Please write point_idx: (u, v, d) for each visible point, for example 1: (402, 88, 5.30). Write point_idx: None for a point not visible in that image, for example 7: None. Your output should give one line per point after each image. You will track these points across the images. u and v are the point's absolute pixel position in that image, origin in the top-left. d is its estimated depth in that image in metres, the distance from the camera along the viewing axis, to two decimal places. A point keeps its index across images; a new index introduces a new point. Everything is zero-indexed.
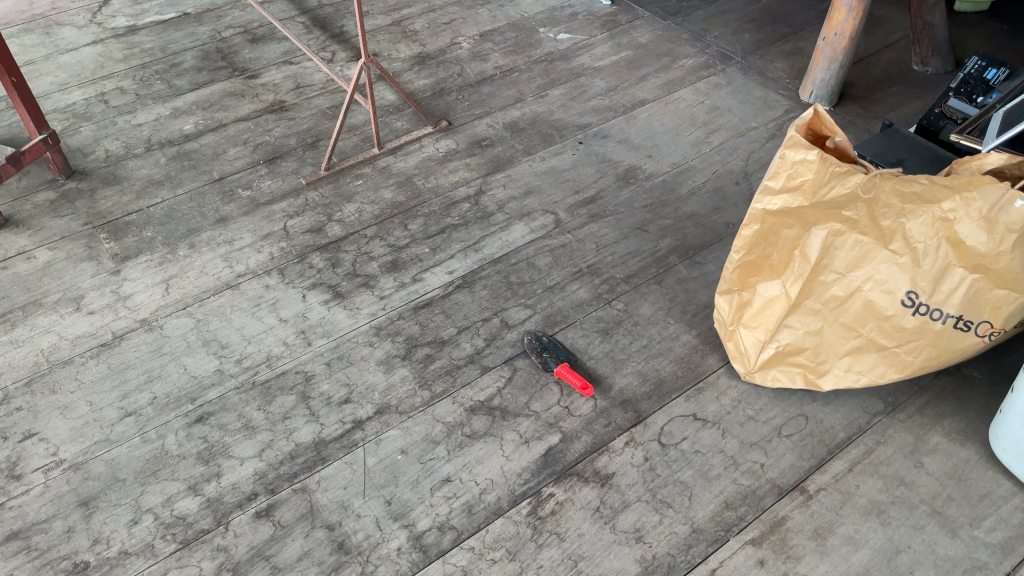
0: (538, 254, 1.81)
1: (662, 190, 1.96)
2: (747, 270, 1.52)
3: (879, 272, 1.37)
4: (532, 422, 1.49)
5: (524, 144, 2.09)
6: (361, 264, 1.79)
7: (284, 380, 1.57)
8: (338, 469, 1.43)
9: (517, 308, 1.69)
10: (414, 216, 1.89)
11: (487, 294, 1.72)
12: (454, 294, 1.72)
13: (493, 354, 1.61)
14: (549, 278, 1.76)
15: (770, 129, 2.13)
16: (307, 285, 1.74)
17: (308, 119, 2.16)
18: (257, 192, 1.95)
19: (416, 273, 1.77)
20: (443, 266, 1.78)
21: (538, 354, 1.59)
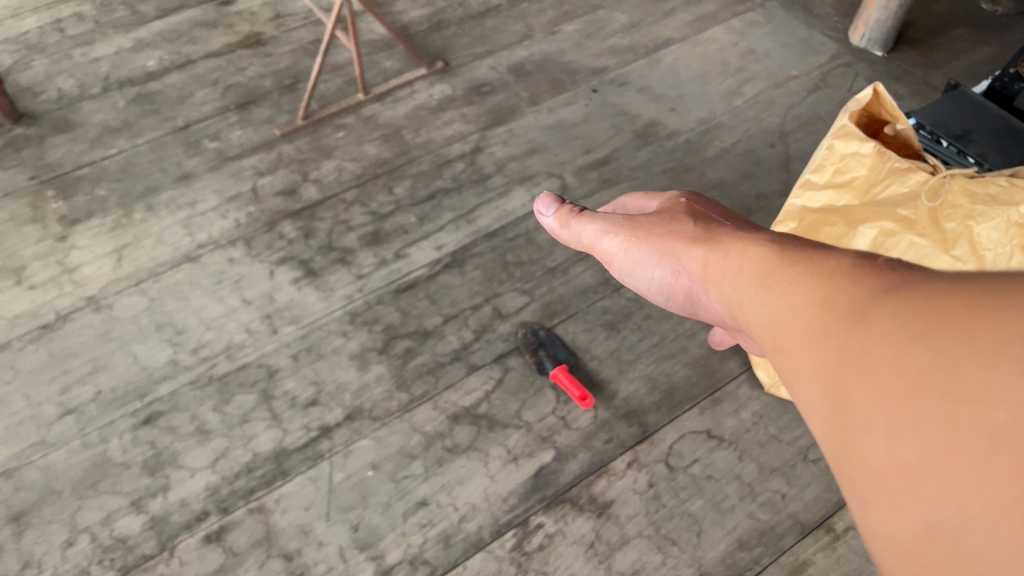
0: (539, 228, 1.59)
1: (685, 152, 1.72)
2: None
3: None
4: (522, 436, 1.31)
5: (530, 91, 1.84)
6: (338, 235, 1.58)
7: (244, 375, 1.39)
8: (300, 487, 1.26)
9: (512, 294, 1.49)
10: (401, 176, 1.68)
11: (480, 275, 1.52)
12: (441, 275, 1.52)
13: (483, 351, 1.41)
14: (550, 257, 1.54)
15: (812, 79, 1.86)
16: (276, 259, 1.54)
17: (287, 56, 1.91)
18: (225, 144, 1.73)
19: (400, 248, 1.56)
20: (431, 240, 1.57)
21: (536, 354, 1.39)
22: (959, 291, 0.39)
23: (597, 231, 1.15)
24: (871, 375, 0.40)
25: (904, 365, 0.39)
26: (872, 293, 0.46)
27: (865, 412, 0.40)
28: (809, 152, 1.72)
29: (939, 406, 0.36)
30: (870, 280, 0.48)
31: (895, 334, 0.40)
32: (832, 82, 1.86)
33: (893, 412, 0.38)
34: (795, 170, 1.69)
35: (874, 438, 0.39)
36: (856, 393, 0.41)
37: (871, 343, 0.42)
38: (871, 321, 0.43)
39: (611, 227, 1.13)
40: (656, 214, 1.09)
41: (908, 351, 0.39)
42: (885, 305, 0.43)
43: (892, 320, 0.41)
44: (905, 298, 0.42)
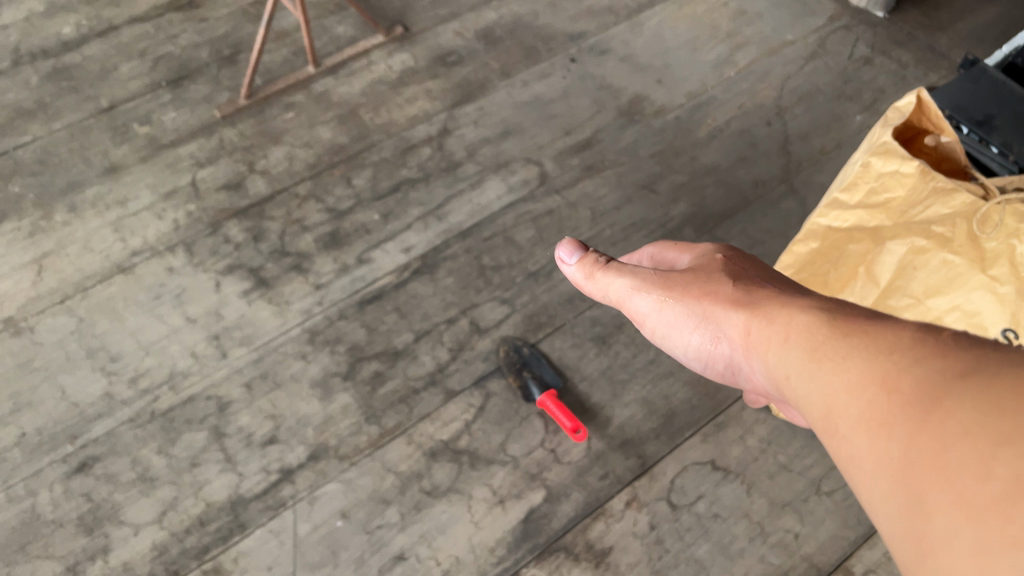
0: (518, 225, 1.43)
1: (674, 132, 1.56)
2: None
3: (969, 303, 0.95)
4: (508, 474, 1.18)
5: (502, 61, 1.65)
6: (292, 237, 1.40)
7: (191, 409, 1.22)
8: (260, 542, 1.12)
9: (491, 304, 1.34)
10: (360, 165, 1.49)
11: (453, 283, 1.36)
12: (410, 283, 1.36)
13: (460, 373, 1.26)
14: (531, 260, 1.39)
15: (810, 44, 1.70)
16: (223, 268, 1.36)
17: (224, 20, 1.68)
18: (158, 129, 1.52)
19: (363, 251, 1.39)
20: (397, 241, 1.41)
21: (523, 377, 1.25)
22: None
23: (626, 286, 1.01)
24: (956, 473, 0.40)
25: (998, 467, 0.39)
26: (942, 380, 0.46)
27: (950, 508, 0.40)
28: (807, 131, 1.57)
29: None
30: (937, 364, 0.47)
31: (982, 432, 0.40)
32: (830, 48, 1.70)
33: (985, 511, 0.38)
34: (794, 152, 1.54)
35: (960, 537, 0.38)
36: (940, 489, 0.41)
37: (958, 437, 0.41)
38: (947, 413, 0.43)
39: (644, 283, 0.98)
40: (694, 268, 0.96)
41: (1003, 454, 0.39)
42: (961, 398, 0.43)
43: (977, 418, 0.41)
44: (987, 393, 0.42)
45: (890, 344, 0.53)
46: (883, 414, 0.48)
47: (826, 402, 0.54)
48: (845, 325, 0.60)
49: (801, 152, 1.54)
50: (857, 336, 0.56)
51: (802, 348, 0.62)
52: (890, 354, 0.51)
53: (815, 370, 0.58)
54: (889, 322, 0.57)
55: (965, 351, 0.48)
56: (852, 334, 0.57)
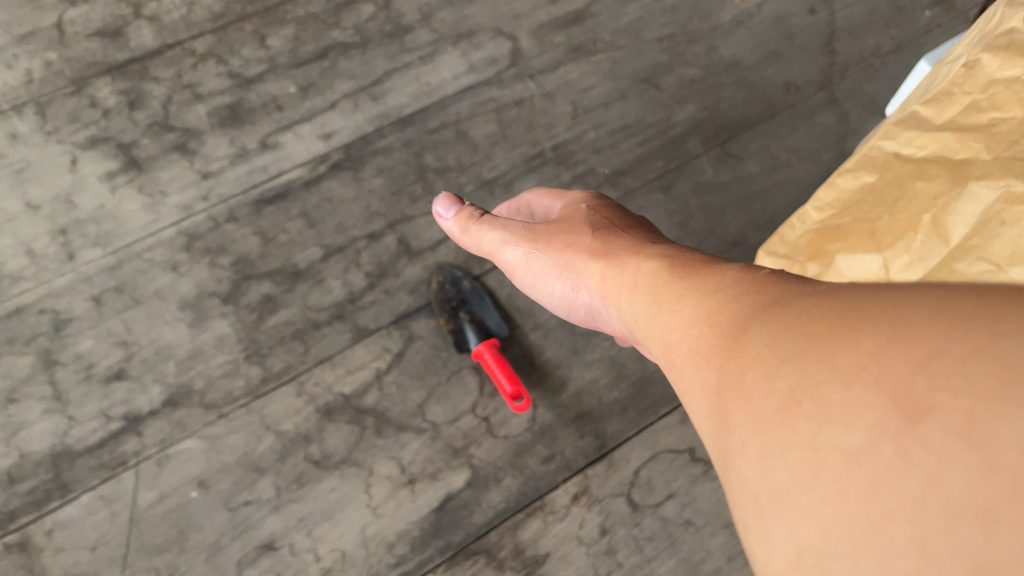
0: (475, 116, 1.10)
1: (691, 12, 1.16)
2: (827, 241, 0.79)
3: None
4: (425, 446, 0.92)
5: None
6: (179, 107, 1.07)
7: (15, 326, 0.93)
8: (87, 512, 0.88)
9: (429, 220, 1.03)
10: (277, 20, 1.10)
11: (383, 186, 1.05)
12: (326, 181, 1.05)
13: (377, 307, 0.98)
14: (486, 164, 1.08)
15: None
16: (82, 139, 1.04)
17: None
18: None
19: (270, 133, 1.07)
20: (315, 123, 1.08)
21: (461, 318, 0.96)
22: (902, 314, 0.32)
23: (541, 265, 0.82)
24: (770, 397, 0.34)
25: (819, 379, 0.32)
26: (775, 308, 0.40)
27: (771, 446, 0.33)
28: (863, 22, 1.18)
29: (873, 443, 0.29)
30: (772, 296, 0.44)
31: (808, 351, 0.34)
32: None
33: (804, 435, 0.31)
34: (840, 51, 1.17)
35: (782, 471, 0.32)
36: (757, 421, 0.34)
37: (773, 348, 0.37)
38: (762, 343, 0.37)
39: (560, 262, 0.79)
40: (588, 234, 0.78)
41: (831, 365, 0.32)
42: (791, 321, 0.37)
43: (800, 349, 0.35)
44: (823, 316, 0.36)
45: (736, 280, 0.49)
46: (717, 342, 0.44)
47: (676, 338, 0.51)
48: (713, 276, 0.55)
49: (849, 50, 1.17)
50: (720, 284, 0.51)
51: (657, 289, 0.59)
52: (737, 283, 0.48)
53: (677, 312, 0.53)
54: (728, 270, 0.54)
55: (783, 278, 0.47)
56: (716, 287, 0.52)
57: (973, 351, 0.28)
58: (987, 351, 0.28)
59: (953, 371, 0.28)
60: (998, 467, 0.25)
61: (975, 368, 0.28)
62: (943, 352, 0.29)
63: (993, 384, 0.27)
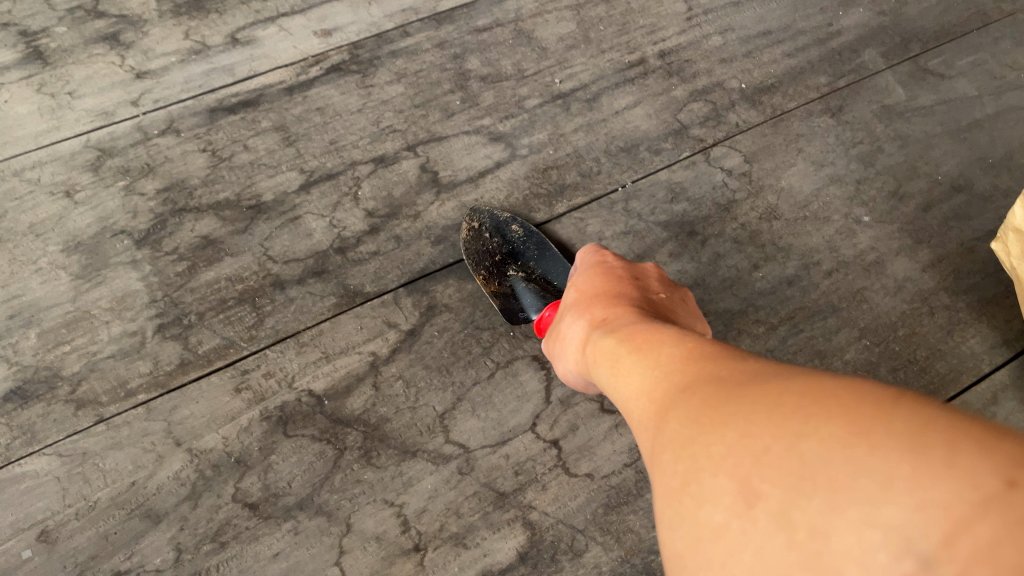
0: (543, 14, 0.73)
1: None
2: None
3: None
4: (449, 483, 0.54)
5: None
6: None
7: None
8: None
9: (470, 140, 0.67)
10: None
11: (402, 96, 0.69)
12: (318, 87, 0.69)
13: (380, 262, 0.61)
14: (560, 72, 0.71)
15: None
16: None
17: None
18: None
19: (243, 27, 0.72)
20: (311, 15, 0.72)
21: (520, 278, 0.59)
22: (765, 389, 0.26)
23: (553, 349, 0.49)
24: (671, 476, 0.26)
25: (697, 464, 0.25)
26: (685, 369, 0.30)
27: (669, 516, 0.26)
28: None
29: (722, 520, 0.23)
30: (694, 356, 0.31)
31: (689, 424, 0.27)
32: None
33: (687, 511, 0.25)
34: None
35: (678, 538, 0.25)
36: (660, 484, 0.27)
37: (661, 417, 0.29)
38: (667, 411, 0.29)
39: (559, 335, 0.47)
40: (596, 291, 0.47)
41: (708, 449, 0.25)
42: (687, 386, 0.29)
43: (683, 416, 0.27)
44: (708, 380, 0.28)
45: (667, 335, 0.35)
46: (643, 417, 0.31)
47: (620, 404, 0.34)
48: (656, 329, 0.37)
49: None
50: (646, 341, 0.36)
51: (615, 341, 0.38)
52: (667, 340, 0.34)
53: (614, 367, 0.36)
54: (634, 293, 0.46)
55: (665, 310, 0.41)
56: (642, 344, 0.35)
57: (796, 438, 0.23)
58: (808, 438, 0.22)
59: (785, 457, 0.22)
60: (802, 543, 0.21)
61: (794, 458, 0.22)
62: (775, 434, 0.23)
63: (816, 468, 0.21)
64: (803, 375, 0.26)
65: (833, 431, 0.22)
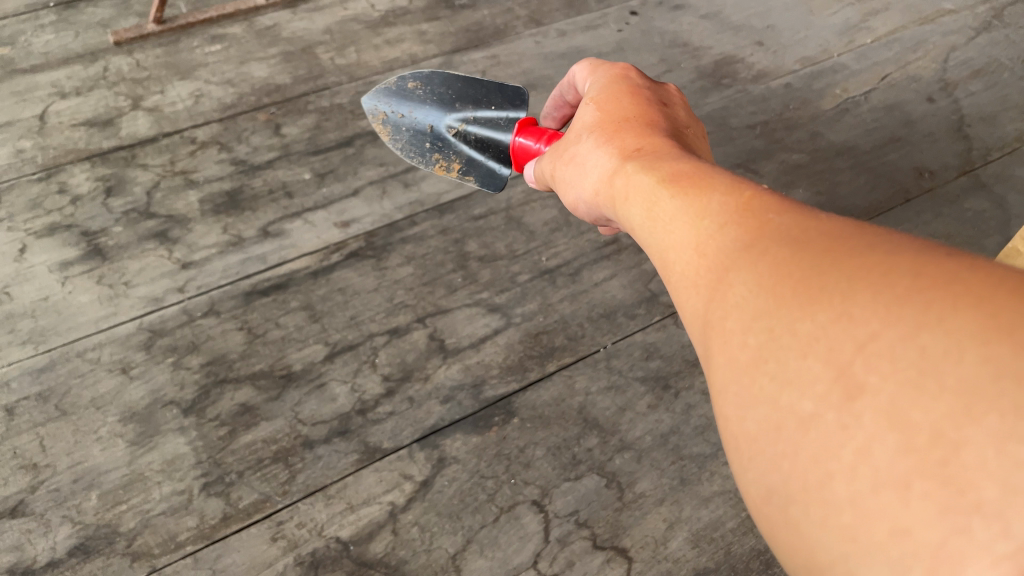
0: (530, 203, 0.88)
1: (784, 101, 1.03)
2: None
3: None
4: None
5: (532, 7, 1.16)
6: (166, 195, 0.87)
7: None
8: None
9: (471, 312, 0.78)
10: (299, 110, 0.98)
11: (412, 276, 0.80)
12: (339, 271, 0.80)
13: (396, 420, 0.70)
14: (546, 251, 0.83)
15: (981, 15, 1.19)
16: (39, 226, 0.83)
17: None
18: (18, 52, 1.04)
19: (274, 221, 0.85)
20: (332, 210, 0.87)
21: (465, 151, 0.80)
22: (863, 259, 0.23)
23: (568, 178, 0.51)
24: (739, 351, 0.24)
25: (776, 338, 0.23)
26: (746, 230, 0.28)
27: (733, 392, 0.24)
28: (992, 112, 1.04)
29: (817, 410, 0.21)
30: (752, 211, 0.29)
31: (765, 296, 0.24)
32: (1011, 19, 1.19)
33: (763, 394, 0.23)
34: (975, 136, 1.00)
35: (744, 426, 0.23)
36: (723, 364, 0.25)
37: (721, 281, 0.27)
38: (732, 272, 0.26)
39: (580, 166, 0.49)
40: (626, 115, 0.48)
41: (790, 326, 0.23)
42: (755, 250, 0.26)
43: (757, 284, 0.25)
44: (780, 243, 0.26)
45: (712, 185, 0.33)
46: (691, 270, 0.29)
47: (658, 255, 0.33)
48: (700, 174, 0.35)
49: (987, 136, 1.00)
50: (691, 188, 0.34)
51: (644, 196, 0.37)
52: (717, 188, 0.32)
53: (650, 223, 0.35)
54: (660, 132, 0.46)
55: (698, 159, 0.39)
56: (688, 191, 0.34)
57: (917, 328, 0.20)
58: (931, 328, 0.19)
59: (898, 347, 0.20)
60: (923, 452, 0.18)
61: (913, 349, 0.19)
62: (885, 318, 0.20)
63: (938, 361, 0.19)
64: (902, 245, 0.23)
65: (966, 322, 0.19)
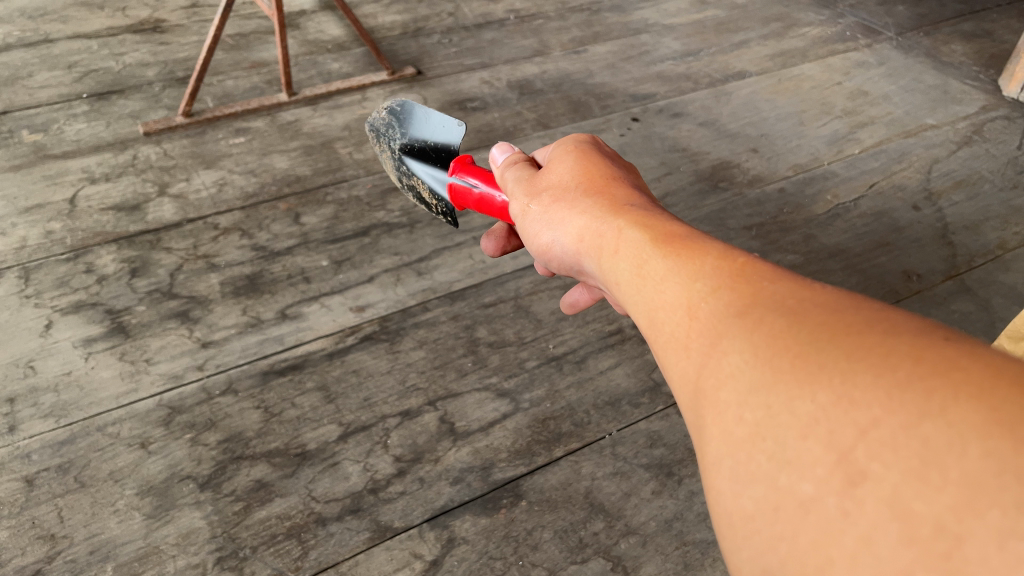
0: (538, 292, 0.93)
1: (778, 205, 1.09)
2: None
3: None
4: None
5: (540, 112, 1.24)
6: (189, 277, 0.91)
7: None
8: None
9: (480, 396, 0.80)
10: (318, 201, 1.03)
11: (424, 360, 0.84)
12: (354, 353, 0.84)
13: (406, 500, 0.71)
14: (552, 339, 0.87)
15: (960, 131, 1.27)
16: (65, 303, 0.86)
17: (190, 47, 1.33)
18: (53, 138, 1.09)
19: (292, 304, 0.89)
20: (347, 295, 0.90)
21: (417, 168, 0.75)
22: (861, 341, 0.23)
23: (536, 220, 0.49)
24: (734, 423, 0.24)
25: (774, 415, 0.23)
26: (740, 300, 0.28)
27: (728, 466, 0.24)
28: (975, 221, 1.09)
29: (817, 493, 0.21)
30: (742, 275, 0.30)
31: (761, 369, 0.24)
32: (990, 135, 1.27)
33: (761, 470, 0.23)
34: (960, 243, 1.05)
35: (741, 502, 0.23)
36: (716, 438, 0.25)
37: (713, 352, 0.27)
38: (726, 338, 0.27)
39: (553, 212, 0.47)
40: (596, 170, 0.48)
41: (789, 404, 0.23)
42: (748, 314, 0.27)
43: (754, 357, 0.25)
44: (775, 312, 0.26)
45: (703, 249, 0.33)
46: (681, 332, 0.29)
47: (641, 309, 0.34)
48: (684, 233, 0.36)
49: (971, 244, 1.05)
50: (677, 246, 0.34)
51: (633, 254, 0.36)
52: (703, 249, 0.33)
53: (638, 278, 0.35)
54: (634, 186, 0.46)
55: (675, 217, 0.39)
56: (674, 249, 0.34)
57: (918, 418, 0.20)
58: (933, 419, 0.20)
59: (899, 436, 0.20)
60: (927, 543, 0.18)
61: (914, 439, 0.20)
62: (886, 404, 0.20)
63: (941, 454, 0.19)
64: (893, 325, 0.23)
65: (966, 415, 0.19)
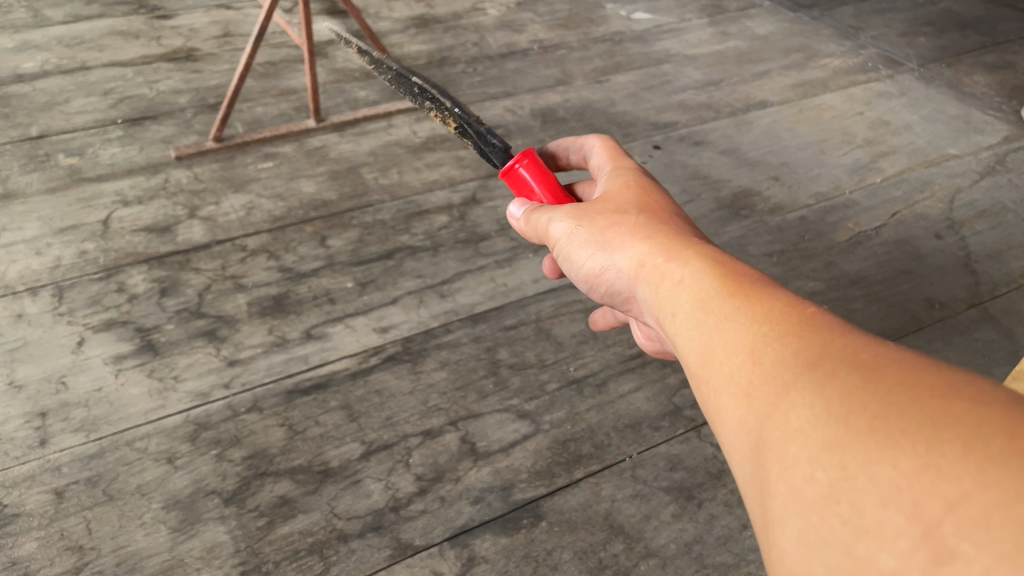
0: (559, 315, 0.94)
1: (800, 232, 1.09)
2: None
3: None
4: None
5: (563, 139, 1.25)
6: (216, 297, 0.93)
7: None
8: None
9: (501, 416, 0.81)
10: (344, 225, 1.05)
11: (446, 380, 0.85)
12: (377, 373, 0.85)
13: (427, 518, 0.72)
14: (573, 361, 0.88)
15: (982, 161, 1.28)
16: (96, 321, 0.88)
17: (221, 75, 1.37)
18: (88, 160, 1.12)
19: (317, 324, 0.90)
20: (371, 316, 0.92)
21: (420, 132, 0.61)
22: (946, 406, 0.23)
23: (588, 244, 0.48)
24: (807, 483, 0.25)
25: (851, 478, 0.23)
26: (810, 353, 0.28)
27: (800, 527, 0.25)
28: (998, 250, 1.09)
29: (899, 567, 0.21)
30: (810, 331, 0.30)
31: (836, 427, 0.25)
32: (1013, 165, 1.27)
33: (835, 535, 0.23)
34: (983, 272, 1.05)
35: (813, 567, 0.24)
36: (788, 495, 0.25)
37: (784, 410, 0.27)
38: (797, 392, 0.27)
39: (609, 238, 0.47)
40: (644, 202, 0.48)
41: (867, 468, 0.23)
42: (822, 371, 0.27)
43: (827, 414, 0.25)
44: (850, 371, 0.26)
45: (769, 297, 0.33)
46: (744, 376, 0.30)
47: (701, 355, 0.34)
48: (748, 277, 0.36)
49: (994, 272, 1.05)
50: (742, 290, 0.34)
51: (695, 292, 0.37)
52: (769, 299, 0.33)
53: (700, 318, 0.35)
54: (688, 222, 0.46)
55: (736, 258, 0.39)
56: (740, 294, 0.34)
57: (1012, 496, 0.20)
58: None
59: (992, 514, 0.20)
60: None
61: (1009, 519, 0.19)
62: (979, 480, 0.20)
63: None
64: (977, 389, 0.23)
65: None
